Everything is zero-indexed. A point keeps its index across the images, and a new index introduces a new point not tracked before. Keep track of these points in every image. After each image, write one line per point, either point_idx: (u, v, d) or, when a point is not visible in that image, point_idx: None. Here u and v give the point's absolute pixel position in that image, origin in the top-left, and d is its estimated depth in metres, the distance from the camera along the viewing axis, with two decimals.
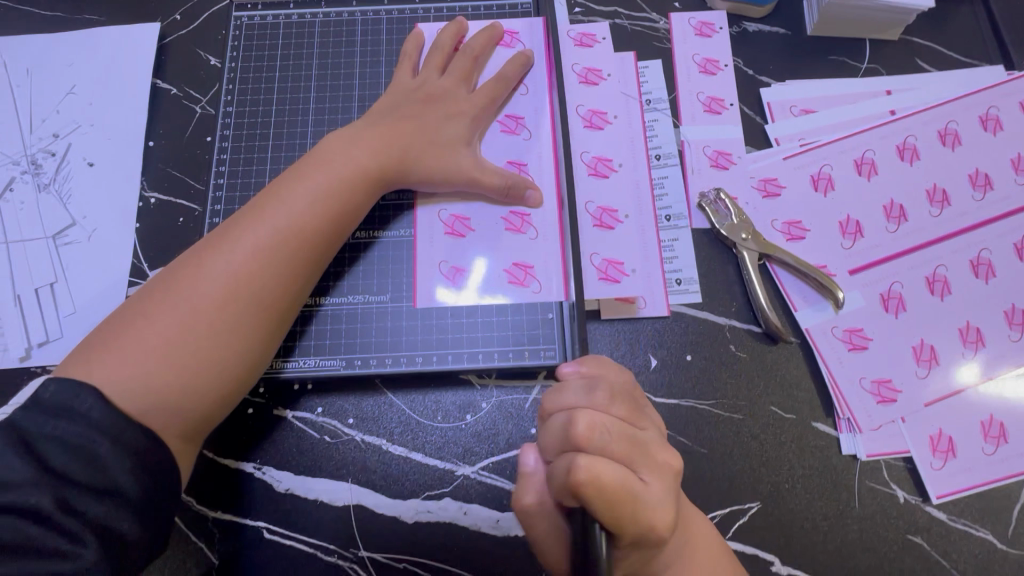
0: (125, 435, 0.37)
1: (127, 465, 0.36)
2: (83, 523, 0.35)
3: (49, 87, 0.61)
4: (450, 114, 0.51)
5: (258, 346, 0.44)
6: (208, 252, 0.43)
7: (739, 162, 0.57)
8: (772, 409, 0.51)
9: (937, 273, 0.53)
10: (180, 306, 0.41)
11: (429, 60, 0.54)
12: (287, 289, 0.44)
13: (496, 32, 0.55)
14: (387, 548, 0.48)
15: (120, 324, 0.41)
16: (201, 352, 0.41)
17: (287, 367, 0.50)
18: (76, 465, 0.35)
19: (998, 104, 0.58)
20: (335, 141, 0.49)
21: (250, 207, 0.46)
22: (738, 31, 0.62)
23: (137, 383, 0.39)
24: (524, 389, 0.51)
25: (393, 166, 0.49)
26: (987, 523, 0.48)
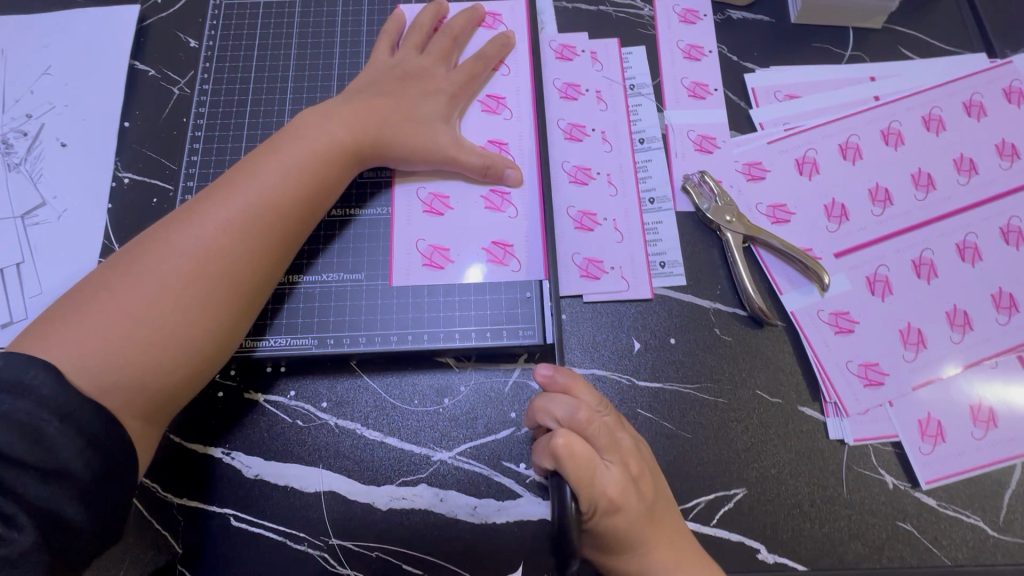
0: (78, 413, 0.34)
1: (78, 447, 0.34)
2: (21, 507, 0.32)
3: (23, 68, 0.60)
4: (428, 92, 0.51)
5: (229, 324, 0.41)
6: (175, 227, 0.41)
7: (723, 146, 0.57)
8: (757, 393, 0.49)
9: (924, 256, 0.52)
10: (145, 280, 0.39)
11: (407, 40, 0.54)
12: (260, 264, 0.42)
13: (477, 12, 0.55)
14: (359, 536, 0.46)
15: (78, 300, 0.38)
16: (166, 329, 0.38)
17: (257, 346, 0.48)
18: (21, 446, 0.32)
19: (981, 90, 0.58)
20: (311, 117, 0.47)
21: (222, 180, 0.44)
22: (722, 18, 0.62)
23: (95, 360, 0.36)
24: (503, 372, 0.50)
25: (371, 142, 0.48)
26: (977, 510, 0.46)
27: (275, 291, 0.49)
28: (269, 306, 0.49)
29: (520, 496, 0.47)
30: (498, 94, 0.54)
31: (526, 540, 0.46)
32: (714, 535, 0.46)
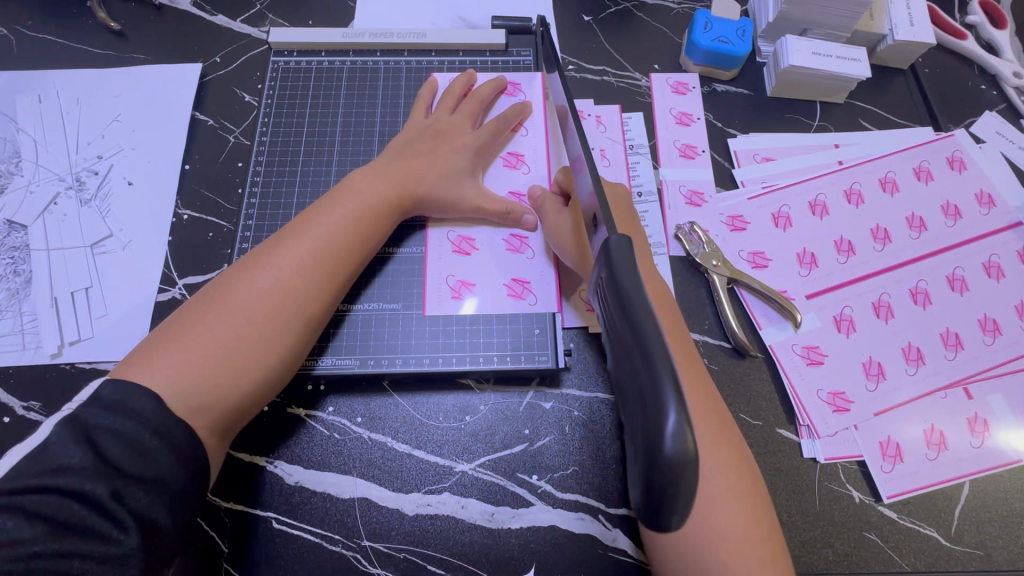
0: (171, 433, 0.43)
1: (170, 460, 0.42)
2: (126, 511, 0.40)
3: (96, 115, 0.68)
4: (457, 149, 0.59)
5: (295, 352, 0.50)
6: (254, 268, 0.50)
7: (711, 200, 0.66)
8: (741, 416, 0.56)
9: (882, 299, 0.61)
10: (231, 315, 0.47)
11: (440, 103, 0.62)
12: (322, 301, 0.51)
13: (501, 81, 0.64)
14: (388, 539, 0.51)
15: (176, 328, 0.47)
16: (246, 356, 0.47)
17: (311, 365, 0.55)
18: (128, 458, 0.40)
19: (928, 159, 0.68)
20: (363, 174, 0.56)
21: (291, 227, 0.52)
22: (709, 90, 0.72)
23: (190, 381, 0.45)
24: (518, 393, 0.56)
25: (409, 197, 0.56)
26: (932, 522, 0.53)
27: (333, 316, 0.56)
28: (326, 330, 0.56)
29: (533, 504, 0.53)
30: (517, 152, 0.63)
31: (538, 543, 0.51)
32: None
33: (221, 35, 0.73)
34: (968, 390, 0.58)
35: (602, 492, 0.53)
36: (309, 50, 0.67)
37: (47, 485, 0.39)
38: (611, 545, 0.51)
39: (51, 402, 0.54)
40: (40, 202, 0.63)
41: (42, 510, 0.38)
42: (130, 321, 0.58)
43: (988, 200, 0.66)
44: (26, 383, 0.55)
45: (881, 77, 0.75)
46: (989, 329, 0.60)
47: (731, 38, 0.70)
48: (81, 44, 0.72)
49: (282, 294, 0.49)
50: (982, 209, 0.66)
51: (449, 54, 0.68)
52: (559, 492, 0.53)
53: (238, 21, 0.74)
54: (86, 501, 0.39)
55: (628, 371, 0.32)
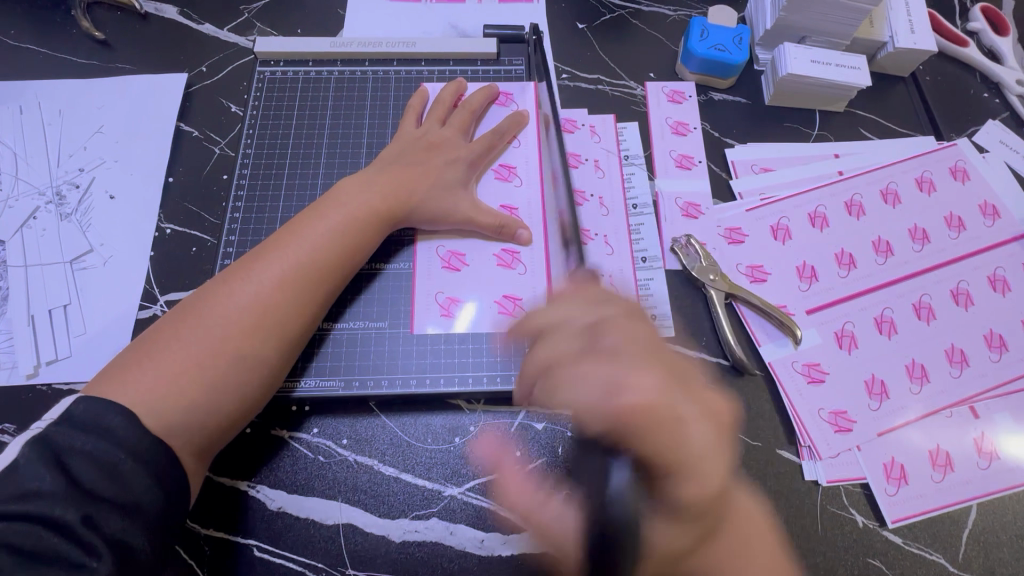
0: (146, 453, 0.41)
1: (147, 483, 0.40)
2: (100, 538, 0.38)
3: (79, 127, 0.66)
4: (449, 160, 0.58)
5: (275, 370, 0.48)
6: (236, 282, 0.48)
7: (708, 213, 0.64)
8: (740, 436, 0.54)
9: (885, 314, 0.59)
10: (210, 330, 0.46)
11: (431, 114, 0.61)
12: (305, 316, 0.49)
13: (493, 91, 0.63)
14: (374, 567, 0.50)
15: (152, 345, 0.46)
16: (226, 374, 0.45)
17: (295, 385, 0.53)
18: (102, 482, 0.38)
19: (931, 168, 0.67)
20: (350, 184, 0.54)
21: (273, 240, 0.51)
22: (705, 99, 0.71)
23: (165, 400, 0.43)
24: (510, 414, 0.55)
25: (398, 208, 0.54)
26: (939, 547, 0.51)
27: (318, 333, 0.54)
28: (310, 348, 0.54)
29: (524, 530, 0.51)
30: (508, 164, 0.61)
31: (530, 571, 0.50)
32: None
33: (208, 45, 0.72)
34: (974, 409, 0.56)
35: None
36: (296, 59, 0.66)
37: (15, 511, 0.37)
38: None
39: (25, 425, 0.52)
40: (19, 216, 0.61)
41: (9, 539, 0.36)
42: (110, 339, 0.56)
43: (992, 211, 0.64)
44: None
45: (881, 85, 0.73)
46: (995, 345, 0.58)
47: (728, 45, 0.68)
48: (64, 54, 0.71)
49: (264, 310, 0.48)
50: (986, 220, 0.64)
51: (439, 63, 0.66)
52: None
53: (226, 30, 0.73)
54: (56, 527, 0.37)
55: (584, 445, 0.37)
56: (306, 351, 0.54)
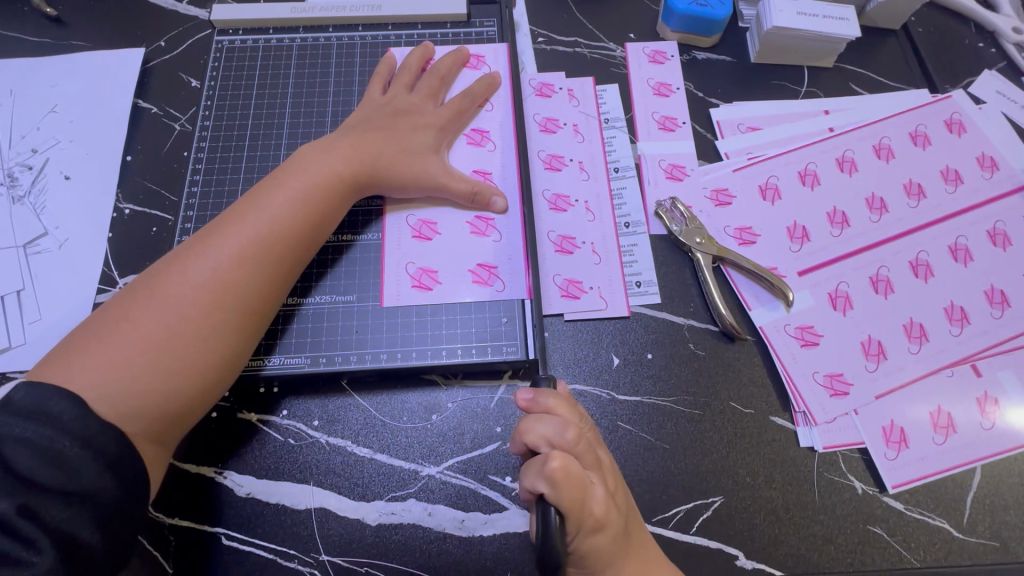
0: (97, 439, 0.38)
1: (96, 470, 0.37)
2: (42, 529, 0.36)
3: (30, 107, 0.63)
4: (417, 126, 0.55)
5: (239, 349, 0.46)
6: (191, 257, 0.45)
7: (692, 174, 0.61)
8: (731, 404, 0.52)
9: (881, 272, 0.56)
10: (164, 308, 0.43)
11: (397, 79, 0.58)
12: (267, 292, 0.47)
13: (462, 54, 0.60)
14: (349, 552, 0.47)
15: (102, 326, 0.43)
16: (183, 355, 0.43)
17: (260, 364, 0.50)
18: (43, 470, 0.36)
19: (926, 122, 0.64)
20: (311, 151, 0.51)
21: (229, 212, 0.48)
22: (688, 58, 0.68)
23: (116, 385, 0.40)
24: (489, 388, 0.52)
25: (362, 175, 0.52)
26: (942, 512, 0.49)
27: (283, 310, 0.51)
28: (275, 326, 0.51)
29: (506, 508, 0.48)
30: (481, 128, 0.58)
31: (513, 552, 0.47)
32: (693, 543, 0.47)
33: (166, 19, 0.69)
34: (975, 367, 0.53)
35: None
36: (256, 28, 0.62)
37: None
38: None
39: None
40: None
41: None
42: (66, 325, 0.54)
43: (991, 163, 0.62)
44: None
45: (871, 38, 0.70)
46: (996, 301, 0.56)
47: (710, 0, 0.65)
48: (15, 32, 0.68)
49: (222, 287, 0.45)
50: (984, 173, 0.61)
51: (407, 27, 0.63)
52: None
53: (185, 3, 0.70)
54: None
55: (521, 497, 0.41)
56: (271, 328, 0.51)
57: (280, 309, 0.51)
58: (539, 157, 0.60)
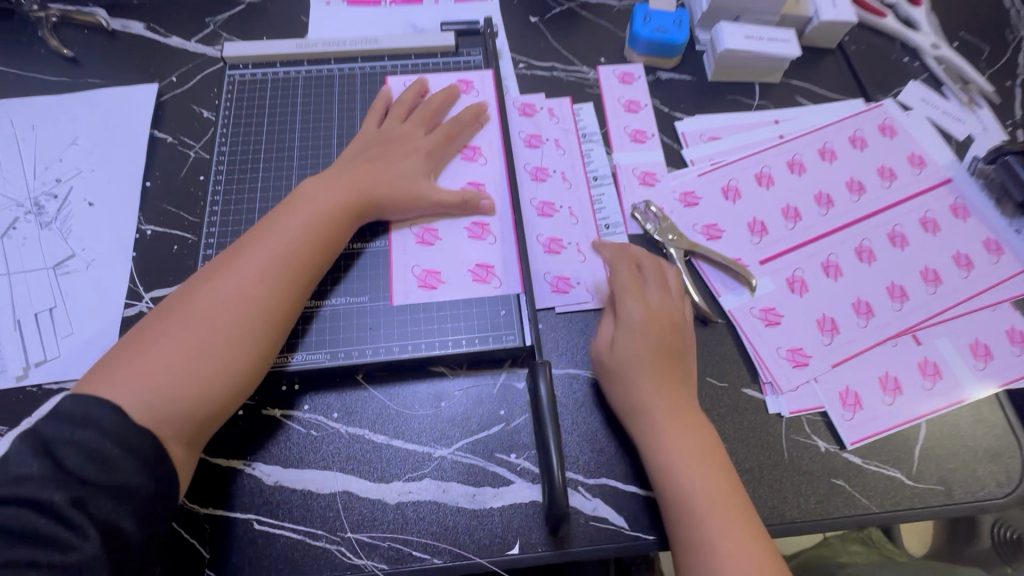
0: (133, 441, 0.42)
1: (136, 467, 0.42)
2: (88, 519, 0.39)
3: (54, 141, 0.68)
4: (408, 151, 0.61)
5: (262, 358, 0.50)
6: (217, 277, 0.51)
7: (662, 180, 0.69)
8: (707, 378, 0.59)
9: (831, 259, 0.64)
10: (195, 323, 0.48)
11: (392, 112, 0.65)
12: (287, 306, 0.52)
13: (454, 89, 0.67)
14: (372, 529, 0.52)
15: (139, 341, 0.47)
16: (214, 365, 0.48)
17: (286, 360, 0.55)
18: (90, 467, 0.40)
19: (862, 128, 0.73)
20: (320, 180, 0.58)
21: (246, 240, 0.54)
22: (654, 78, 0.76)
23: (154, 395, 0.45)
24: (491, 375, 0.58)
25: (363, 200, 0.57)
26: (894, 463, 0.56)
27: (304, 312, 0.57)
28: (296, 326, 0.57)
29: (513, 482, 0.53)
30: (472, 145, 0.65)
31: (521, 520, 0.52)
32: None
33: (178, 57, 0.75)
34: (916, 337, 0.61)
35: (576, 464, 0.54)
36: (265, 62, 0.69)
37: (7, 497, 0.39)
38: (592, 515, 0.52)
39: (18, 426, 0.53)
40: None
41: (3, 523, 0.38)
42: (97, 338, 0.58)
43: (919, 161, 0.71)
44: None
45: (812, 56, 0.79)
46: (931, 279, 0.64)
47: (670, 28, 0.74)
48: (34, 73, 0.73)
49: (246, 301, 0.50)
50: (914, 169, 0.70)
51: (402, 58, 0.70)
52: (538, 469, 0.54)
53: (193, 42, 0.76)
54: (44, 511, 0.39)
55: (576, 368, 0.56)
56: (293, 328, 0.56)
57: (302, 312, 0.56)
58: (525, 169, 0.67)
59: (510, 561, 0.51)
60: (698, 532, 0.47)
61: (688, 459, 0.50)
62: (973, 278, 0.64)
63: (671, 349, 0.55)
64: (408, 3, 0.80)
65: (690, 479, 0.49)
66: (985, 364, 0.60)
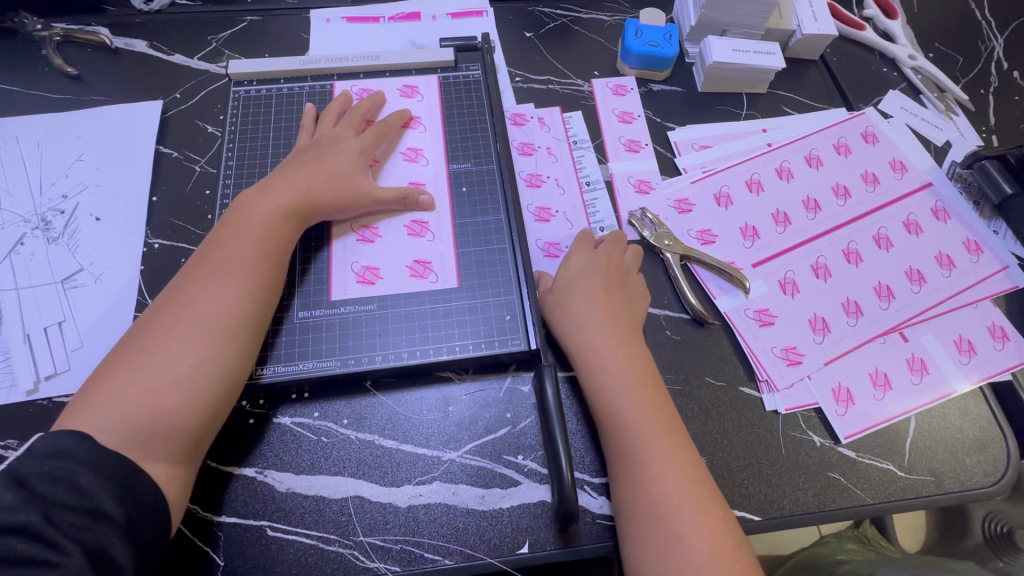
0: (104, 466, 0.43)
1: (113, 493, 0.43)
2: (66, 536, 0.40)
3: (59, 157, 0.69)
4: (343, 152, 0.61)
5: (237, 370, 0.50)
6: (183, 297, 0.50)
7: (657, 188, 0.71)
8: (705, 378, 0.61)
9: (820, 261, 0.67)
10: (163, 345, 0.48)
11: (323, 120, 0.65)
12: (254, 315, 0.52)
13: (379, 97, 0.68)
14: (384, 533, 0.52)
15: (110, 371, 0.48)
16: (182, 383, 0.47)
17: (261, 373, 0.55)
18: (60, 492, 0.41)
19: (846, 135, 0.76)
20: (276, 185, 0.57)
21: (194, 261, 0.53)
22: (645, 90, 0.79)
23: (121, 423, 0.45)
24: (496, 380, 0.59)
25: (302, 202, 0.57)
26: (886, 456, 0.58)
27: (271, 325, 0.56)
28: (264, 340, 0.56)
29: (521, 482, 0.55)
30: (473, 156, 0.67)
31: (529, 520, 0.53)
32: None
33: (181, 74, 0.77)
34: (903, 334, 0.64)
35: (582, 464, 0.56)
36: (269, 78, 0.71)
37: None
38: (599, 512, 0.54)
39: (29, 440, 0.54)
40: (6, 243, 0.63)
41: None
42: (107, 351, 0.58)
43: (901, 166, 0.74)
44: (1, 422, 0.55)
45: (796, 68, 0.83)
46: (915, 279, 0.67)
47: (660, 42, 0.77)
48: (38, 90, 0.74)
49: (213, 316, 0.50)
50: (896, 174, 0.73)
51: (402, 73, 0.72)
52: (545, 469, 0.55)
53: (196, 59, 0.78)
54: (20, 532, 0.39)
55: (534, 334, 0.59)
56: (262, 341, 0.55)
57: (271, 321, 0.55)
58: (521, 177, 0.70)
59: (520, 560, 0.52)
60: (637, 457, 0.50)
61: (634, 395, 0.52)
62: (954, 276, 0.67)
63: (624, 305, 0.59)
64: (406, 20, 0.82)
65: (635, 411, 0.52)
66: (969, 359, 0.63)
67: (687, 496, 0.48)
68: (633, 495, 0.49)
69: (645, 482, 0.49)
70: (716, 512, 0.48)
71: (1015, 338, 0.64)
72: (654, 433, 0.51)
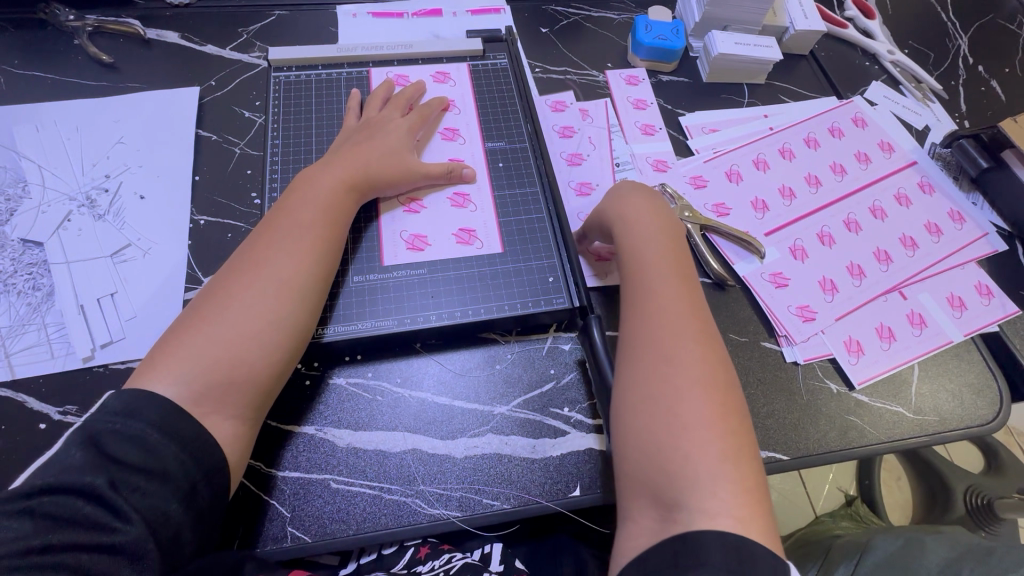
0: (170, 425, 0.44)
1: (175, 454, 0.43)
2: (130, 503, 0.40)
3: (98, 140, 0.70)
4: (392, 130, 0.65)
5: (300, 329, 0.53)
6: (253, 262, 0.53)
7: (674, 167, 0.77)
8: (729, 335, 0.65)
9: (825, 230, 0.73)
10: (236, 305, 0.50)
11: (368, 104, 0.69)
12: (318, 276, 0.54)
13: (421, 84, 0.72)
14: (444, 482, 0.55)
15: (184, 332, 0.49)
16: (252, 340, 0.49)
17: (323, 334, 0.58)
18: (133, 451, 0.42)
19: (838, 120, 0.83)
20: (336, 159, 0.61)
21: (261, 227, 0.56)
22: (656, 81, 0.85)
23: (197, 376, 0.47)
24: (539, 340, 0.63)
25: (359, 177, 0.60)
26: (896, 400, 0.64)
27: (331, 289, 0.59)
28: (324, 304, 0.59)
29: (569, 432, 0.58)
30: (506, 136, 0.71)
31: (579, 465, 0.57)
32: None
33: (214, 63, 0.79)
34: (903, 292, 0.70)
35: None
36: (307, 65, 0.74)
37: (54, 486, 0.40)
38: None
39: (90, 405, 0.55)
40: (54, 220, 0.64)
41: (46, 509, 0.39)
42: (161, 319, 0.60)
43: (889, 147, 0.81)
44: (59, 389, 0.56)
45: (789, 61, 0.91)
46: (908, 244, 0.73)
47: (668, 36, 0.83)
48: (73, 78, 0.75)
49: (285, 278, 0.52)
50: (885, 154, 0.81)
51: (434, 61, 0.77)
52: (590, 419, 0.59)
53: (228, 49, 0.81)
54: (87, 497, 0.40)
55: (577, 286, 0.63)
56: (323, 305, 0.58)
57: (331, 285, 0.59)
58: (562, 156, 0.75)
59: (573, 502, 0.55)
60: (665, 338, 0.50)
61: (666, 265, 0.56)
62: (943, 242, 0.74)
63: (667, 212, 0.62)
64: (428, 15, 0.87)
65: (667, 294, 0.54)
66: (961, 313, 0.69)
67: (690, 341, 0.50)
68: (654, 356, 0.50)
69: (651, 326, 0.52)
70: (718, 358, 0.50)
71: (999, 295, 0.71)
72: (670, 291, 0.54)
